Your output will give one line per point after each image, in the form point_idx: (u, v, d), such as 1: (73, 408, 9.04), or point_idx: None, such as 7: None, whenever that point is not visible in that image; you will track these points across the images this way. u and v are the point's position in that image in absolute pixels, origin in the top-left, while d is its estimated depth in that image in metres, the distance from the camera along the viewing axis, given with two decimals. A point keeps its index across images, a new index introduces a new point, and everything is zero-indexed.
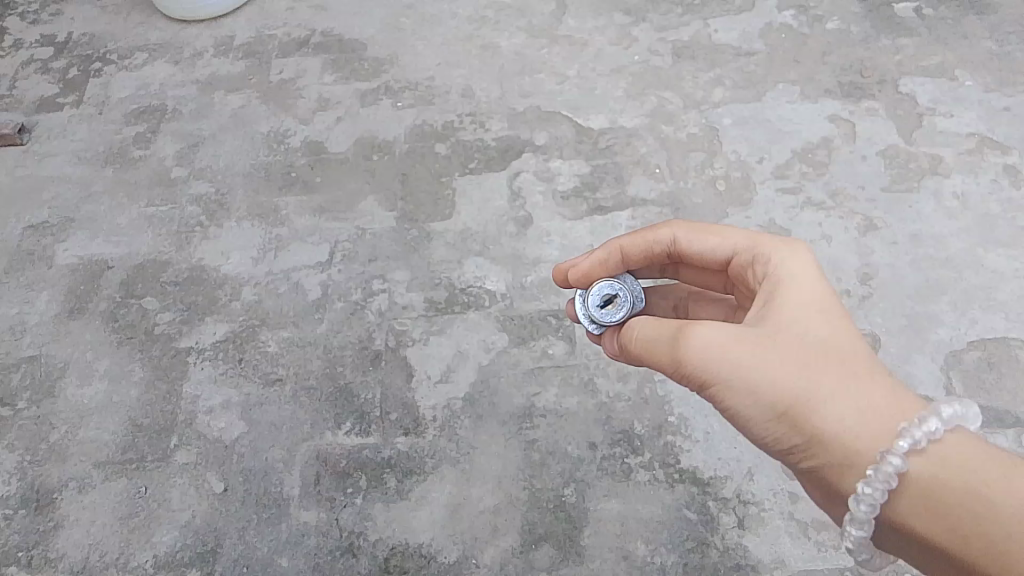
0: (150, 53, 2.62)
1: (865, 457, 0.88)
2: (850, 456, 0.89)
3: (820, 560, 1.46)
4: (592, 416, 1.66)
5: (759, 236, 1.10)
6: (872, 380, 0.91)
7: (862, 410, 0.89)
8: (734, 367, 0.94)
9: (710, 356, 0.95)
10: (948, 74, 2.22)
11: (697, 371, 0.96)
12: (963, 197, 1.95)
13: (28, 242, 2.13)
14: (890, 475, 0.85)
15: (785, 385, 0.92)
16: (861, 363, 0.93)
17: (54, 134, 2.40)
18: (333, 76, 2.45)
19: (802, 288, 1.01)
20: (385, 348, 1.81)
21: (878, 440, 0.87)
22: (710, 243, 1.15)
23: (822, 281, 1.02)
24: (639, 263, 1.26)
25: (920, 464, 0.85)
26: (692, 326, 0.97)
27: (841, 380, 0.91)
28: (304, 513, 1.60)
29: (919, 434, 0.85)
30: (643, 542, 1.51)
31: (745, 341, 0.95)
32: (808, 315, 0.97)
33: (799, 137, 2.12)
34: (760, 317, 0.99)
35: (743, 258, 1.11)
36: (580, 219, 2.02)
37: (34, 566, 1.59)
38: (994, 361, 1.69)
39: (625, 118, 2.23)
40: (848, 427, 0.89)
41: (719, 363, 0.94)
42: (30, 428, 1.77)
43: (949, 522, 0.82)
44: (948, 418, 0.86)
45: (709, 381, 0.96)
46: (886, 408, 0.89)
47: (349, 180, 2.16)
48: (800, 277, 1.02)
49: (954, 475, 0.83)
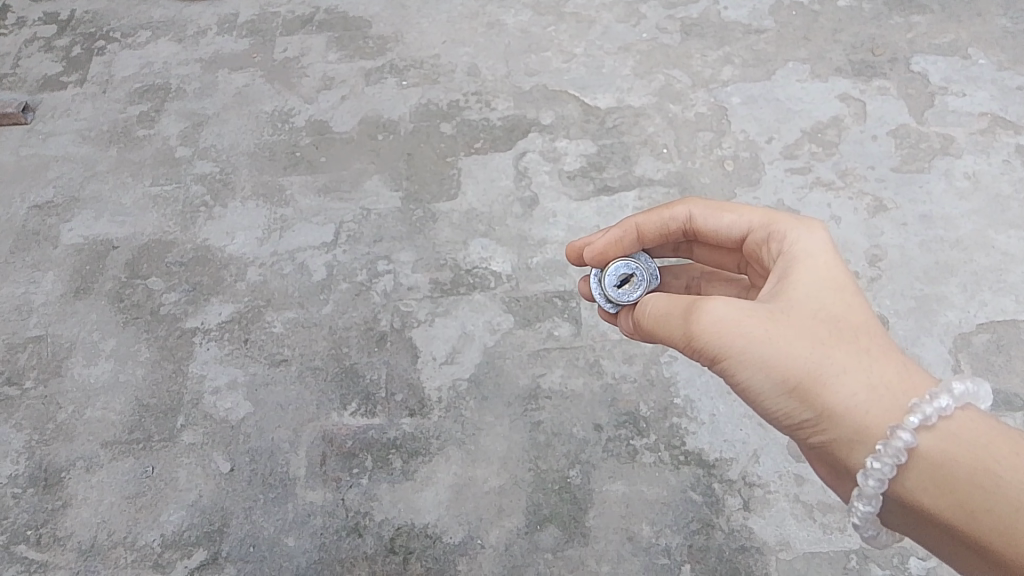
0: (153, 31, 2.59)
1: (875, 432, 0.87)
2: (861, 431, 0.87)
3: (824, 542, 1.46)
4: (597, 398, 1.66)
5: (774, 215, 1.10)
6: (884, 358, 0.91)
7: (874, 387, 0.88)
8: (747, 340, 0.93)
9: (723, 329, 0.94)
10: (961, 52, 2.18)
11: (709, 344, 0.95)
12: (975, 177, 1.93)
13: (33, 222, 2.12)
14: (901, 450, 0.84)
15: (798, 359, 0.91)
16: (873, 341, 0.93)
17: (58, 113, 2.39)
18: (337, 54, 2.42)
19: (816, 266, 1.00)
20: (390, 329, 1.81)
21: (889, 416, 0.86)
22: (726, 221, 1.15)
23: (836, 260, 1.01)
24: (653, 240, 1.25)
25: (930, 440, 0.84)
26: (706, 300, 0.97)
27: (853, 356, 0.91)
28: (310, 493, 1.61)
29: (930, 410, 0.84)
30: (648, 523, 1.51)
31: (759, 316, 0.95)
32: (822, 294, 0.97)
33: (809, 116, 2.10)
34: (773, 295, 0.99)
35: (757, 236, 1.11)
36: (586, 199, 2.00)
37: (43, 544, 1.61)
38: (1003, 343, 1.67)
39: (632, 97, 2.21)
40: (860, 403, 0.88)
41: (732, 336, 0.93)
42: (38, 408, 1.78)
43: (957, 498, 0.80)
44: (959, 395, 0.85)
45: (721, 356, 0.95)
46: (898, 385, 0.88)
47: (354, 160, 2.15)
48: (815, 256, 1.02)
49: (964, 451, 0.82)
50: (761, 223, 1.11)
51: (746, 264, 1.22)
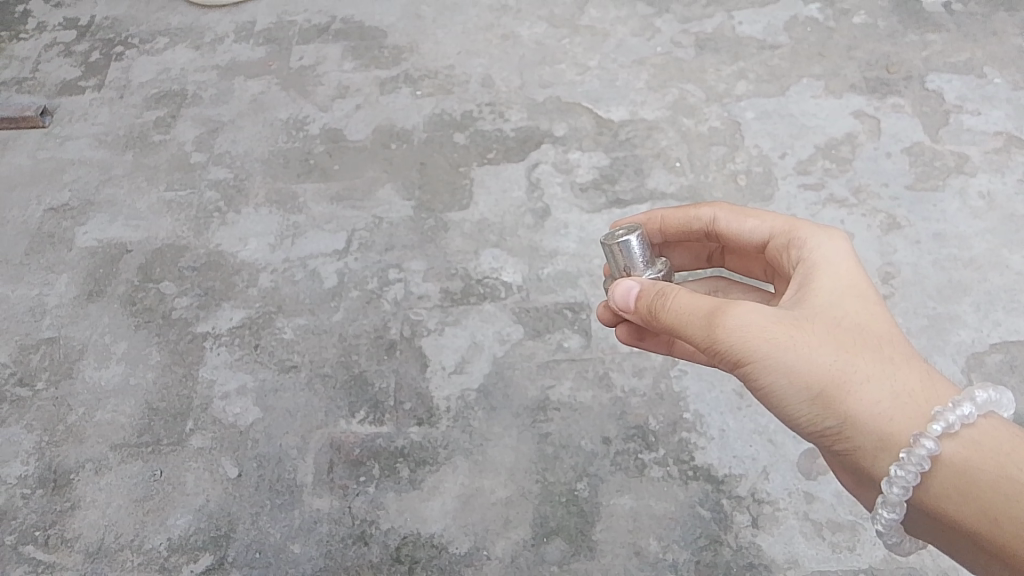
0: (171, 38, 2.62)
1: (899, 440, 0.85)
2: (885, 439, 0.86)
3: (833, 561, 1.45)
4: (606, 411, 1.65)
5: (797, 222, 1.10)
6: (910, 364, 0.90)
7: (898, 393, 0.87)
8: (770, 344, 0.92)
9: (745, 332, 0.93)
10: (976, 71, 2.18)
11: (730, 348, 0.94)
12: (989, 197, 1.92)
13: (49, 224, 2.14)
14: (924, 458, 0.83)
15: (822, 364, 0.90)
16: (896, 347, 0.92)
17: (75, 116, 2.41)
18: (353, 63, 2.44)
19: (837, 272, 1.00)
20: (400, 337, 1.81)
21: (913, 423, 0.85)
22: (748, 225, 1.16)
23: (858, 267, 1.01)
24: (678, 236, 1.29)
25: (954, 447, 0.83)
26: (729, 302, 0.95)
27: (877, 363, 0.90)
28: (317, 500, 1.60)
29: (953, 417, 0.83)
30: (655, 538, 1.50)
31: (782, 320, 0.94)
32: (845, 299, 0.96)
33: (823, 132, 2.09)
34: (795, 301, 0.99)
35: (779, 242, 1.12)
36: (598, 212, 2.00)
37: (51, 546, 1.61)
38: (1017, 363, 1.65)
39: (646, 110, 2.21)
40: (883, 410, 0.87)
41: (755, 339, 0.92)
42: (48, 409, 1.79)
43: (980, 504, 0.80)
44: (981, 403, 0.84)
45: (743, 360, 0.94)
46: (923, 391, 0.87)
47: (367, 168, 2.16)
48: (836, 262, 1.01)
49: (987, 458, 0.81)
50: (783, 230, 1.12)
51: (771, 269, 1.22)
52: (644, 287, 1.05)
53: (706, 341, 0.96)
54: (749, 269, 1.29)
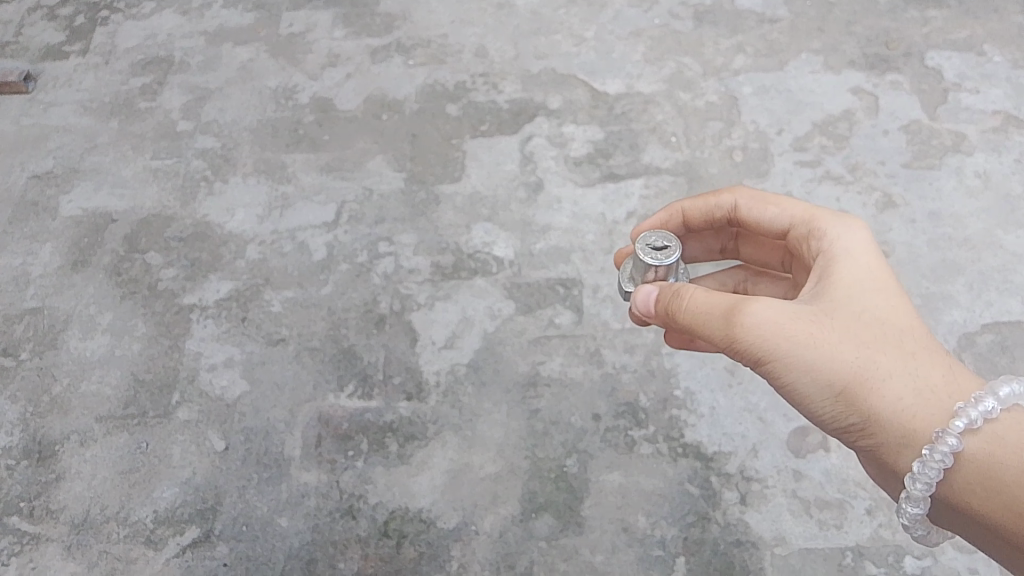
0: (158, 2, 2.56)
1: (921, 435, 0.84)
2: (907, 435, 0.85)
3: (821, 540, 1.44)
4: (597, 387, 1.65)
5: (815, 216, 1.08)
6: (930, 358, 0.89)
7: (919, 388, 0.86)
8: (789, 342, 0.91)
9: (763, 330, 0.92)
10: (977, 47, 2.15)
11: (749, 346, 0.93)
12: (986, 176, 1.90)
13: (33, 192, 2.10)
14: (946, 454, 0.81)
15: (841, 361, 0.89)
16: (918, 341, 0.90)
17: (59, 82, 2.36)
18: (344, 31, 2.40)
19: (856, 265, 0.98)
20: (390, 311, 1.79)
21: (935, 417, 0.84)
22: (769, 215, 1.14)
23: (877, 257, 0.99)
24: (700, 230, 1.27)
25: (978, 443, 0.81)
26: (746, 300, 0.95)
27: (898, 358, 0.89)
28: (304, 474, 1.59)
29: (976, 413, 0.81)
30: (644, 514, 1.49)
31: (802, 318, 0.93)
32: (864, 294, 0.95)
33: (820, 109, 2.06)
34: (815, 295, 0.97)
35: (800, 233, 1.09)
36: (592, 186, 1.97)
37: (36, 517, 1.59)
38: (1009, 344, 1.64)
39: (642, 83, 2.18)
40: (905, 406, 0.86)
41: (775, 336, 0.92)
42: (32, 379, 1.76)
43: (1006, 500, 0.77)
44: (1005, 397, 0.81)
45: (762, 358, 0.93)
46: (944, 386, 0.86)
47: (358, 139, 2.13)
48: (856, 254, 1.00)
49: (1015, 454, 0.79)
50: (803, 220, 1.09)
51: (791, 259, 1.20)
52: (663, 290, 1.05)
53: (725, 339, 0.95)
54: (768, 263, 1.26)
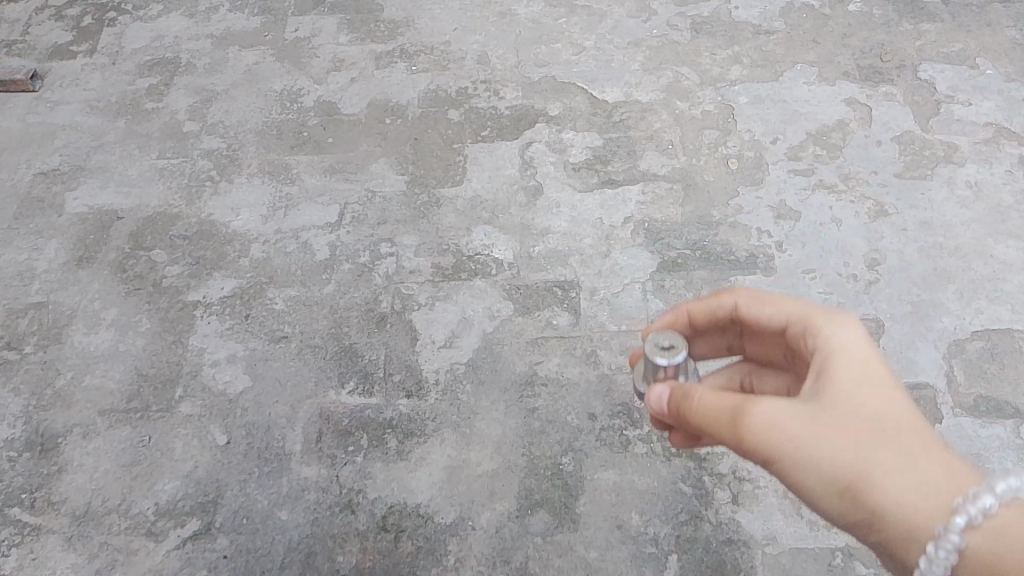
0: (165, 5, 2.60)
1: (925, 533, 0.80)
2: (912, 532, 0.82)
3: (811, 539, 1.47)
4: (593, 387, 1.68)
5: (813, 309, 1.04)
6: (931, 453, 0.85)
7: (922, 486, 0.82)
8: (791, 440, 0.88)
9: (767, 430, 0.89)
10: (968, 62, 2.20)
11: (753, 445, 0.90)
12: (976, 187, 1.94)
13: (39, 189, 2.13)
14: (950, 552, 0.78)
15: (841, 460, 0.86)
16: (919, 437, 0.86)
17: (66, 82, 2.39)
18: (349, 37, 2.44)
19: (855, 359, 0.94)
20: (391, 311, 1.82)
21: (937, 516, 0.80)
22: (769, 311, 1.10)
23: (876, 354, 0.95)
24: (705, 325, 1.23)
25: (981, 540, 0.77)
26: (750, 400, 0.92)
27: (898, 453, 0.85)
28: (305, 468, 1.61)
29: (974, 510, 0.77)
30: (638, 512, 1.52)
31: (800, 415, 0.90)
32: (866, 387, 0.91)
33: (815, 119, 2.11)
34: (815, 391, 0.93)
35: (799, 329, 1.05)
36: (590, 191, 2.01)
37: (37, 508, 1.60)
38: (997, 351, 1.68)
39: (640, 92, 2.22)
40: (909, 504, 0.82)
41: (777, 436, 0.88)
42: (36, 372, 1.79)
43: None
44: (1004, 492, 0.77)
45: (768, 456, 0.90)
46: (946, 482, 0.82)
47: (361, 141, 2.16)
48: (854, 349, 0.95)
49: (1021, 551, 0.75)
50: (800, 317, 1.05)
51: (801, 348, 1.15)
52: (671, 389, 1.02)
53: (732, 439, 0.92)
54: None
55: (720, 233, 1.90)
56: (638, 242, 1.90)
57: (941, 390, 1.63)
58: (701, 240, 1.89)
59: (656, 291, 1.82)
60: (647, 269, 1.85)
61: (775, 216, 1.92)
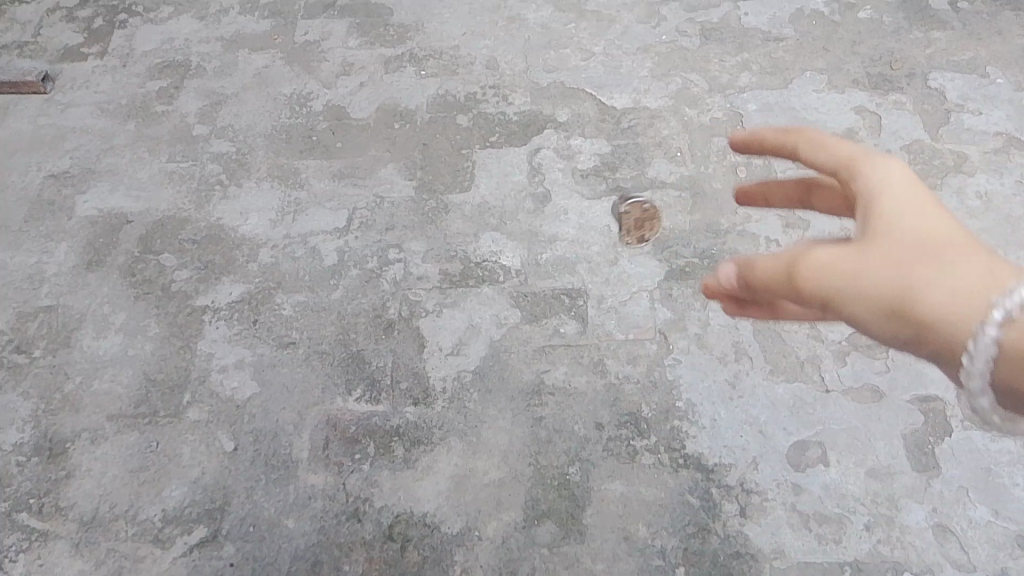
0: (176, 7, 2.61)
1: (963, 330, 0.68)
2: (952, 320, 0.70)
3: (819, 553, 1.47)
4: (600, 397, 1.67)
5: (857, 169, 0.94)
6: (975, 256, 0.72)
7: (962, 285, 0.70)
8: (825, 268, 0.80)
9: (806, 264, 0.82)
10: (980, 70, 2.18)
11: (794, 278, 0.83)
12: (988, 197, 1.93)
13: (49, 192, 2.13)
14: (989, 341, 0.65)
15: (874, 275, 0.77)
16: (964, 244, 0.74)
17: (77, 84, 2.40)
18: (358, 40, 2.44)
19: (895, 172, 0.84)
20: (398, 317, 1.82)
21: (973, 316, 0.68)
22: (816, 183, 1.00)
23: (919, 183, 0.84)
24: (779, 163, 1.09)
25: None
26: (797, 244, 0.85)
27: (936, 265, 0.74)
28: (311, 476, 1.61)
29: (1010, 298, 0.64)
30: (644, 524, 1.52)
31: (839, 246, 0.82)
32: (906, 211, 0.80)
33: (825, 127, 2.10)
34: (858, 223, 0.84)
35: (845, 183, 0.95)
36: (599, 199, 2.01)
37: (45, 513, 1.60)
38: None
39: (649, 98, 2.22)
40: (950, 307, 0.70)
41: (812, 262, 0.81)
42: (45, 377, 1.79)
43: None
44: None
45: (810, 293, 0.82)
46: (988, 283, 0.69)
47: (369, 146, 2.16)
48: (896, 169, 0.85)
49: None
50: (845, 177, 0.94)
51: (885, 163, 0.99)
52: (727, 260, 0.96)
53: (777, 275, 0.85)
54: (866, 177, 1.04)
55: (729, 242, 1.89)
56: (646, 250, 1.90)
57: (951, 403, 1.62)
58: (710, 249, 1.88)
59: (664, 300, 1.81)
60: (655, 278, 1.85)
61: (784, 226, 1.91)
